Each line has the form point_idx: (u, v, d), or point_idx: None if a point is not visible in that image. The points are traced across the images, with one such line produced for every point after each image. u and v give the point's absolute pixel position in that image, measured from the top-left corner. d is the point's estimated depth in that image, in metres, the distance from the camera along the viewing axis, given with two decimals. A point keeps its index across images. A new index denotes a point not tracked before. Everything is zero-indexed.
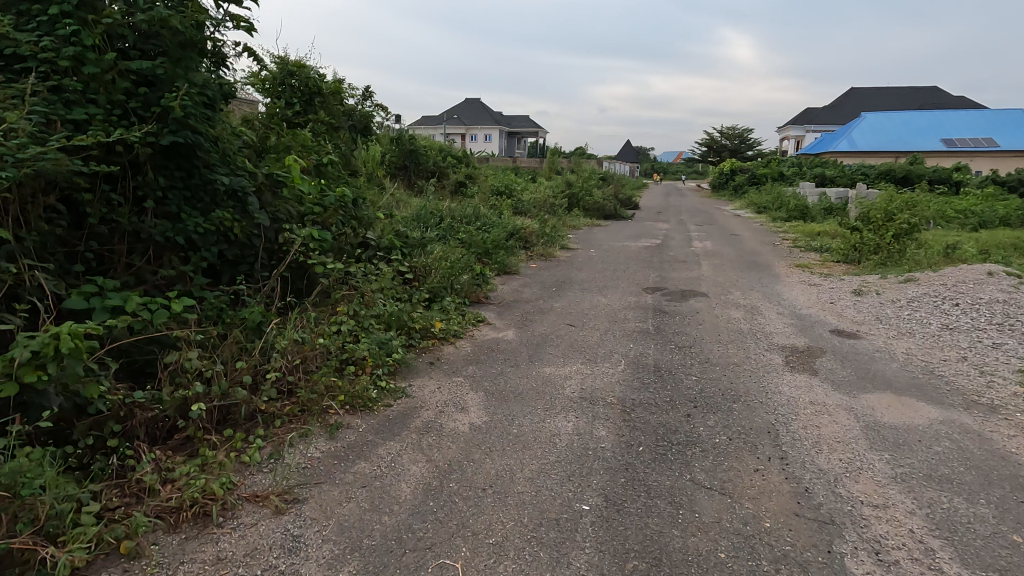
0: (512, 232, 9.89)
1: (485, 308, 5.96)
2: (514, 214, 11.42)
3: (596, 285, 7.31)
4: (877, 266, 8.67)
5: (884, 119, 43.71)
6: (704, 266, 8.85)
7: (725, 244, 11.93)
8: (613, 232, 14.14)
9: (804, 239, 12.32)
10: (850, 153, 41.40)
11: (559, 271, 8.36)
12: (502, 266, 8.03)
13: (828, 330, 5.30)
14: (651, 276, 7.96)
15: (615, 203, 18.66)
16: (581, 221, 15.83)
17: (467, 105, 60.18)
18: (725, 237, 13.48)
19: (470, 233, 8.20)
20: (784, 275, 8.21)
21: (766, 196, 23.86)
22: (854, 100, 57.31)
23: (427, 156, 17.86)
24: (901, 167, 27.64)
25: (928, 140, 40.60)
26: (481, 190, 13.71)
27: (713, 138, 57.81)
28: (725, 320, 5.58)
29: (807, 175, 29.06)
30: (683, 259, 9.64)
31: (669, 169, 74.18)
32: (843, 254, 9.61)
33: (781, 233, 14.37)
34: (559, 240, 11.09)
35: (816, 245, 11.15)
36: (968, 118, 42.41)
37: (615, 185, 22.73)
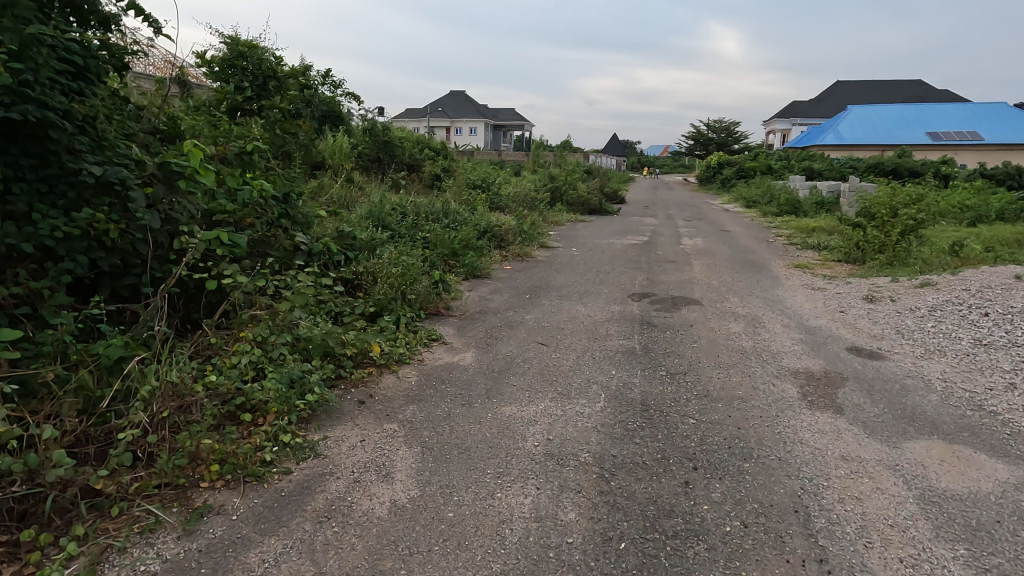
0: (486, 230, 9.01)
1: (445, 323, 5.09)
2: (491, 210, 10.54)
3: (577, 291, 6.47)
4: (884, 266, 7.92)
5: (871, 112, 43.35)
6: (696, 267, 8.05)
7: (717, 242, 11.17)
8: (598, 229, 13.31)
9: (801, 236, 11.57)
10: (837, 146, 40.99)
11: (536, 275, 7.50)
12: (473, 269, 7.17)
13: (844, 348, 4.51)
14: (637, 280, 7.15)
15: (601, 197, 17.85)
16: (564, 217, 14.99)
17: (452, 97, 59.02)
18: (716, 233, 12.70)
19: (436, 232, 7.30)
20: (784, 277, 7.44)
21: (756, 189, 23.16)
22: (841, 93, 56.99)
23: (403, 148, 16.88)
24: (891, 160, 27.13)
25: (916, 133, 40.27)
26: (458, 184, 12.80)
27: (700, 132, 57.23)
28: (723, 336, 4.77)
29: (796, 169, 28.43)
30: (672, 259, 8.85)
31: (657, 162, 73.63)
32: (845, 253, 8.86)
33: (774, 229, 13.64)
34: (539, 238, 10.23)
35: (814, 242, 10.39)
36: (955, 111, 42.14)
37: (601, 178, 21.90)
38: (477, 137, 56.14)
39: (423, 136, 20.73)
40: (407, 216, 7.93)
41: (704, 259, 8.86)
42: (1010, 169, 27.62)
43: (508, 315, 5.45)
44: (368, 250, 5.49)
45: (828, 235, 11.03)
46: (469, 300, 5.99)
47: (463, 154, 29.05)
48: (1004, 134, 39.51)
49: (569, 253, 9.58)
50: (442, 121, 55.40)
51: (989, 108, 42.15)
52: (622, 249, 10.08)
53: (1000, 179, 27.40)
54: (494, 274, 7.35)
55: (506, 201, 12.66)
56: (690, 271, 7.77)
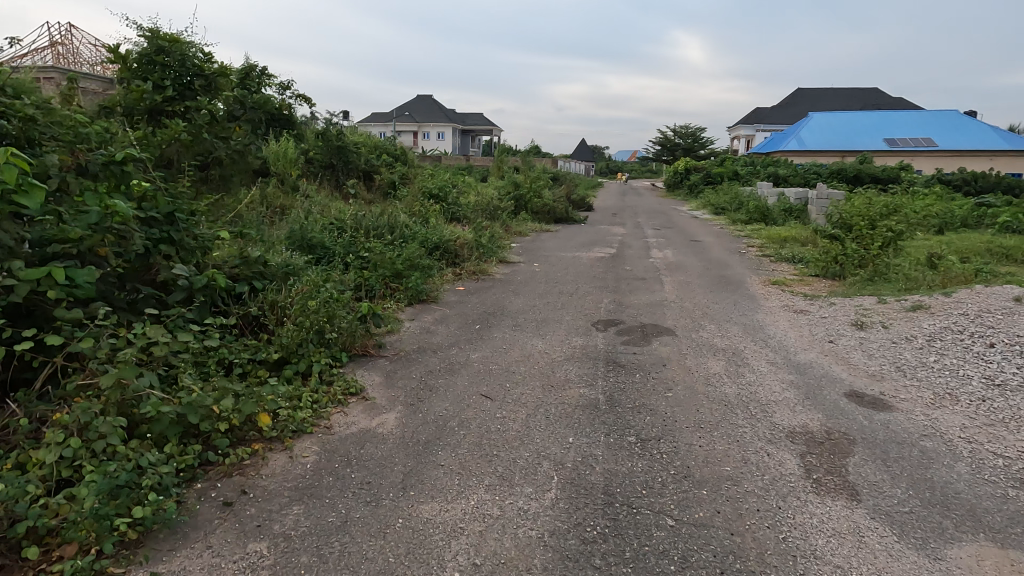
0: (439, 245, 8.17)
1: (372, 368, 4.22)
2: (447, 223, 9.71)
3: (536, 318, 5.70)
4: (865, 283, 7.39)
5: (832, 119, 44.16)
6: (667, 286, 7.38)
7: (687, 254, 10.57)
8: (563, 240, 12.62)
9: (773, 248, 11.09)
10: (800, 152, 41.54)
11: (491, 298, 6.70)
12: (418, 292, 6.33)
13: (842, 394, 3.83)
14: (603, 303, 6.42)
15: (567, 205, 17.20)
16: (529, 227, 14.26)
17: (418, 101, 57.99)
18: (686, 244, 12.15)
19: (376, 252, 6.43)
20: (762, 297, 6.82)
21: (723, 196, 22.94)
22: (802, 101, 58.13)
23: (358, 154, 15.90)
24: (853, 167, 27.35)
25: (874, 140, 41.12)
26: (414, 193, 11.93)
27: (667, 137, 57.55)
28: (702, 379, 4.05)
29: (762, 175, 28.43)
30: (641, 275, 8.17)
31: (625, 168, 73.89)
32: (823, 267, 8.33)
33: (745, 239, 13.17)
34: (499, 252, 9.46)
35: (789, 255, 9.88)
36: (911, 118, 43.24)
37: (568, 185, 21.31)
38: (445, 142, 55.21)
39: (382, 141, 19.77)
40: (345, 232, 7.03)
41: (675, 275, 8.20)
42: (965, 176, 28.19)
43: (452, 353, 4.63)
44: (283, 279, 4.59)
45: (801, 247, 10.56)
46: (409, 334, 5.14)
47: (427, 159, 28.13)
48: (957, 141, 40.68)
49: (532, 268, 8.82)
50: (408, 126, 54.27)
51: (942, 116, 43.38)
52: (588, 264, 9.37)
53: (956, 184, 27.91)
54: (443, 299, 6.52)
55: (464, 212, 11.84)
56: (661, 291, 7.08)
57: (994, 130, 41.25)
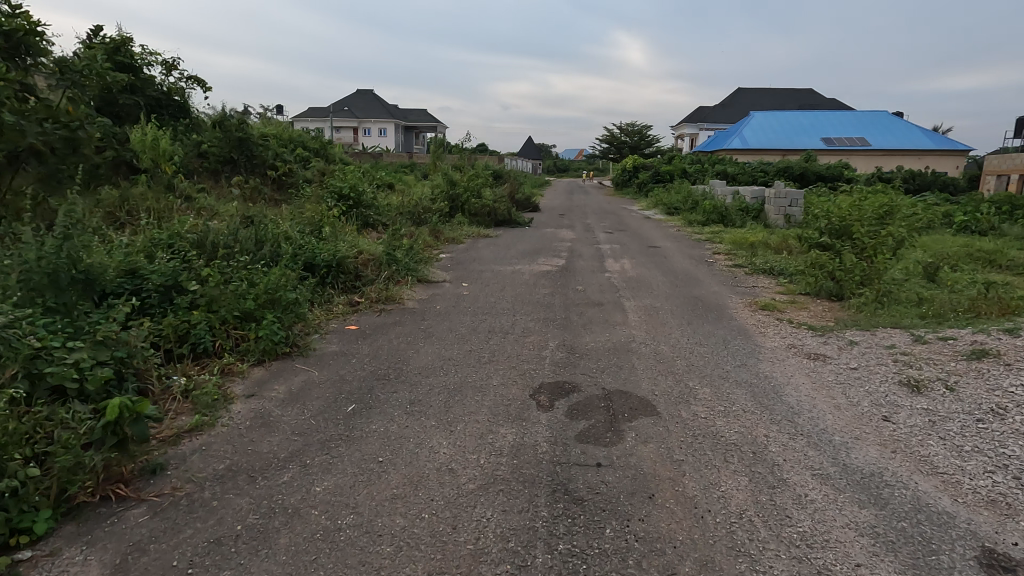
0: (333, 263, 6.11)
1: (105, 541, 2.18)
2: (353, 231, 7.66)
3: (447, 386, 3.77)
4: (875, 306, 5.90)
5: (773, 118, 44.49)
6: (631, 316, 5.63)
7: (648, 265, 8.96)
8: (503, 247, 10.76)
9: (742, 256, 9.63)
10: (743, 151, 41.46)
11: (392, 344, 4.72)
12: (275, 343, 4.27)
13: (979, 565, 2.11)
14: (548, 349, 4.59)
15: (509, 205, 15.38)
16: (464, 231, 12.34)
17: (357, 95, 54.83)
18: (643, 251, 10.55)
19: (212, 284, 4.31)
20: (757, 333, 5.16)
21: (675, 195, 21.83)
22: (742, 99, 58.85)
23: (262, 147, 13.45)
24: (798, 164, 26.88)
25: (813, 139, 41.59)
26: (321, 193, 9.76)
27: (613, 135, 56.93)
28: (724, 538, 2.24)
29: (710, 172, 27.57)
30: (597, 299, 6.41)
31: (571, 165, 73.25)
32: (814, 283, 6.81)
33: (707, 244, 11.73)
34: (419, 269, 7.50)
35: (766, 266, 8.40)
36: (847, 118, 44.13)
37: (511, 183, 19.51)
38: (385, 138, 52.39)
39: (300, 133, 17.30)
40: (178, 252, 4.86)
41: (640, 298, 6.48)
42: (903, 174, 28.42)
43: (282, 481, 2.63)
44: None
45: (776, 256, 9.11)
46: (225, 433, 3.08)
47: (359, 155, 25.62)
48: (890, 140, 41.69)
49: (458, 290, 6.91)
50: (346, 122, 51.12)
51: (876, 115, 44.43)
52: (531, 281, 7.53)
53: (895, 182, 28.04)
54: (319, 351, 4.50)
55: (382, 216, 9.78)
56: (626, 325, 5.32)
57: (923, 130, 42.54)
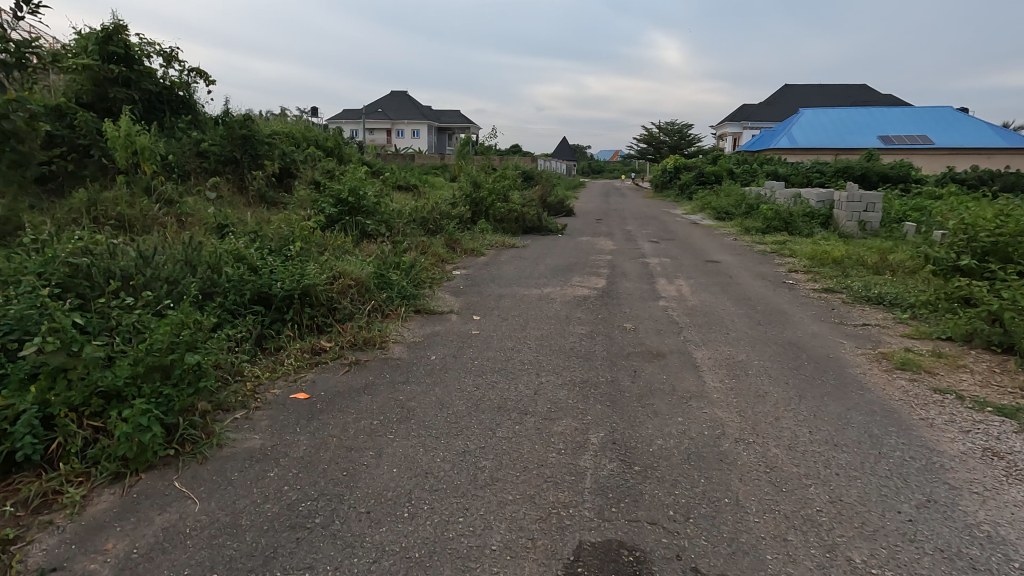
0: (295, 294, 4.52)
1: None
2: (339, 249, 6.07)
3: (408, 556, 2.08)
4: None
5: (826, 114, 41.45)
6: (711, 383, 3.86)
7: (712, 288, 7.08)
8: (531, 262, 9.02)
9: (830, 277, 7.70)
10: (791, 150, 38.71)
11: (346, 433, 3.07)
12: (151, 443, 2.65)
13: None
14: (589, 453, 2.87)
15: (539, 209, 13.68)
16: (486, 241, 10.71)
17: (390, 96, 54.06)
18: (701, 268, 8.71)
19: (59, 344, 2.74)
20: (919, 420, 3.31)
21: (724, 197, 19.75)
22: (790, 96, 55.57)
23: (266, 145, 12.06)
24: (859, 163, 24.24)
25: (870, 138, 38.47)
26: (315, 198, 8.24)
27: (651, 135, 54.48)
28: None
29: (760, 173, 25.20)
30: (656, 347, 4.64)
31: (607, 167, 71.03)
32: (962, 327, 4.89)
33: (776, 259, 9.73)
34: (419, 296, 5.86)
35: (871, 295, 6.45)
36: (909, 114, 40.71)
37: (542, 184, 17.82)
38: (417, 139, 51.27)
39: (317, 131, 15.97)
40: (46, 286, 3.30)
41: (715, 346, 4.67)
42: (978, 173, 25.42)
43: None
44: None
45: (878, 280, 7.10)
46: None
47: (384, 154, 24.22)
48: (958, 137, 38.15)
49: (467, 326, 5.22)
50: (378, 123, 50.21)
51: (942, 110, 40.79)
52: (563, 313, 5.81)
53: (970, 183, 25.09)
54: (229, 448, 2.87)
55: (387, 226, 8.19)
56: (706, 401, 3.54)
57: (996, 126, 38.76)
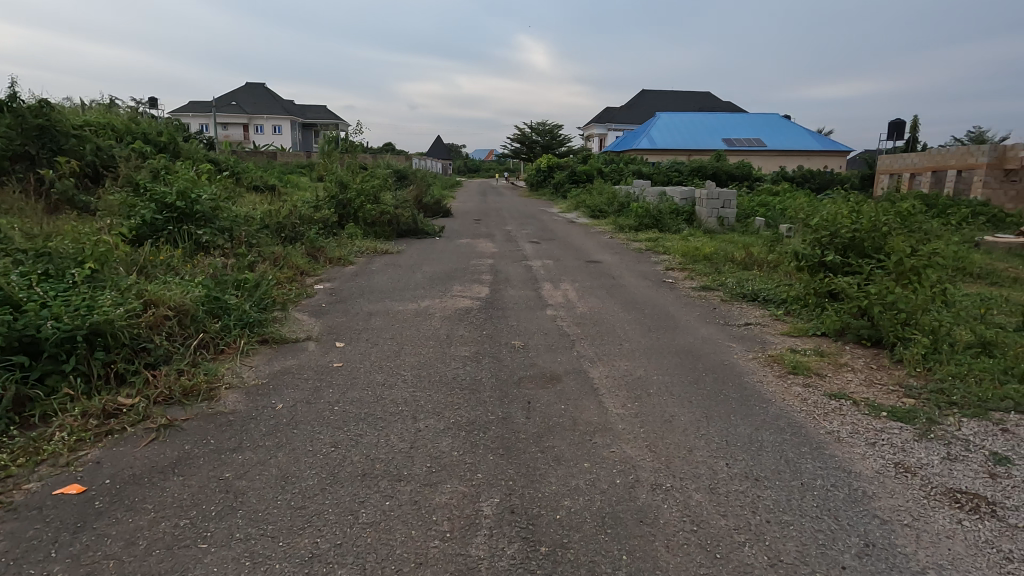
0: (76, 335, 3.34)
1: None
2: (157, 268, 4.82)
3: None
4: (939, 359, 4.12)
5: (678, 118, 45.01)
6: (614, 410, 3.40)
7: (598, 292, 6.80)
8: (407, 270, 8.18)
9: (704, 275, 7.85)
10: (651, 151, 41.46)
11: (133, 550, 2.11)
12: None
13: None
14: (482, 535, 2.22)
15: (414, 210, 12.82)
16: (356, 247, 9.67)
17: (244, 89, 49.26)
18: (585, 269, 8.51)
19: None
20: (827, 436, 3.11)
21: (596, 195, 20.31)
22: (647, 100, 59.72)
23: (72, 138, 9.86)
24: (710, 163, 26.36)
25: (715, 140, 42.42)
26: (132, 202, 6.68)
27: (524, 134, 55.46)
28: None
29: (626, 172, 26.45)
30: (549, 368, 4.13)
31: (483, 166, 71.27)
32: (835, 323, 5.01)
33: (653, 257, 9.85)
34: (266, 321, 4.82)
35: (745, 291, 6.58)
36: (746, 119, 45.58)
37: (417, 184, 16.92)
38: (279, 136, 47.24)
39: (146, 123, 13.61)
40: None
41: (612, 362, 4.26)
42: (804, 172, 28.94)
43: None
44: None
45: (748, 276, 7.34)
46: None
47: (237, 150, 21.68)
48: (785, 140, 43.43)
49: (328, 357, 4.32)
50: (231, 117, 45.49)
51: (772, 116, 46.16)
52: (444, 330, 5.12)
53: (798, 181, 28.51)
54: None
55: (230, 235, 6.88)
56: (612, 436, 3.06)
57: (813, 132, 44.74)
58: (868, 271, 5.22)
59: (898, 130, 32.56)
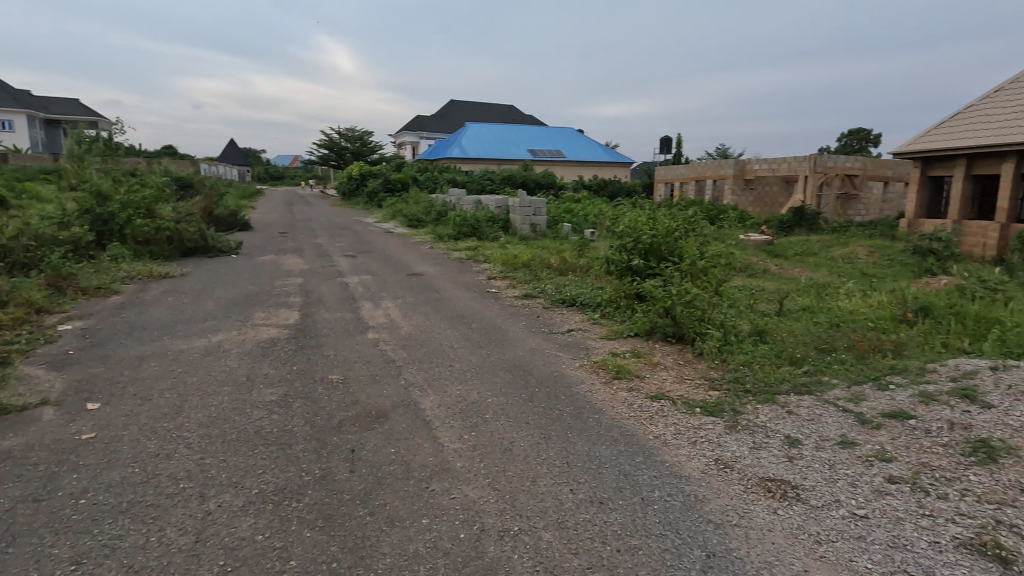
0: None
1: None
2: None
3: None
4: (730, 350, 4.63)
5: (487, 129, 46.81)
6: (451, 446, 3.09)
7: (423, 308, 6.46)
8: (193, 296, 6.89)
9: (524, 282, 8.01)
10: (463, 160, 42.39)
11: None
12: None
13: None
14: None
15: (202, 224, 11.04)
16: (123, 272, 7.90)
17: None
18: (407, 283, 8.10)
19: None
20: (656, 441, 3.19)
21: (413, 204, 19.94)
22: (456, 110, 61.11)
23: None
24: (519, 172, 27.78)
25: (522, 151, 45.06)
26: None
27: (332, 140, 52.57)
28: None
29: (441, 180, 26.51)
30: (375, 404, 3.67)
31: (287, 173, 65.85)
32: (644, 323, 5.39)
33: (474, 266, 9.83)
34: None
35: (564, 297, 6.83)
36: (547, 132, 49.29)
37: (205, 193, 14.71)
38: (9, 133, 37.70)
39: None
40: None
41: (443, 388, 3.96)
42: (599, 181, 32.16)
43: None
44: None
45: (564, 281, 7.66)
46: None
47: None
48: (581, 152, 47.96)
49: (75, 426, 3.28)
50: None
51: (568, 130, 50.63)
52: (243, 370, 4.30)
53: (594, 189, 31.58)
54: None
55: None
56: (451, 478, 2.75)
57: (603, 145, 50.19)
58: (667, 273, 5.71)
59: (667, 145, 38.11)
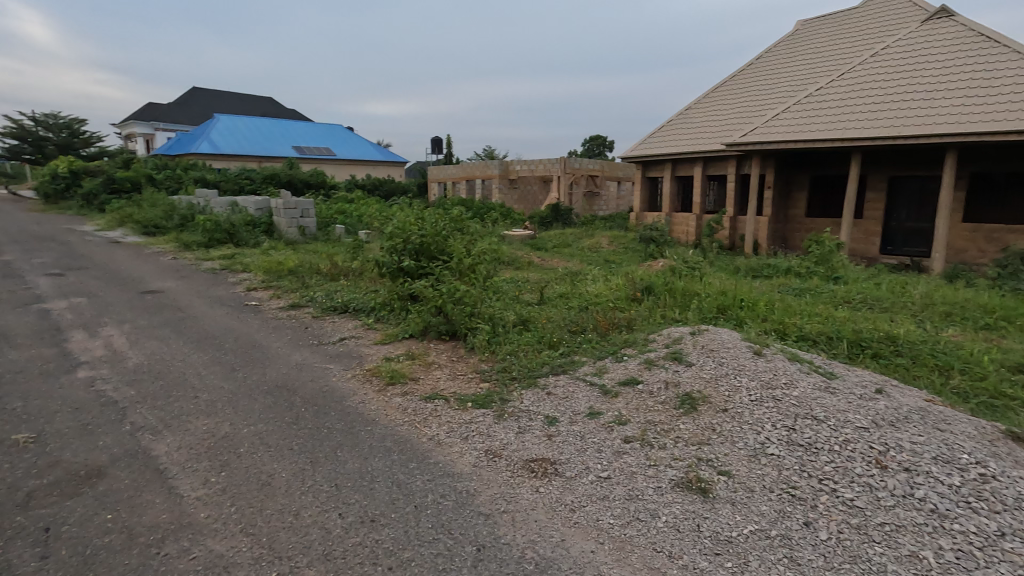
0: None
1: None
2: None
3: None
4: (499, 341, 4.90)
5: (241, 122, 41.99)
6: (194, 494, 2.62)
7: (160, 332, 5.44)
8: None
9: (291, 291, 7.35)
10: (214, 156, 37.32)
11: None
12: None
13: None
14: None
15: None
16: None
17: None
18: (138, 303, 6.75)
19: None
20: (430, 443, 3.18)
21: (148, 207, 16.81)
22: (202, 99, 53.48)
23: None
24: (283, 170, 25.54)
25: (286, 147, 41.58)
26: None
27: (23, 127, 41.32)
28: None
29: (186, 179, 22.90)
30: (85, 461, 2.92)
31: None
32: (418, 324, 5.38)
33: (230, 277, 8.67)
34: None
35: (335, 304, 6.45)
36: (313, 128, 46.37)
37: None
38: None
39: None
40: None
41: (184, 425, 3.36)
42: (373, 180, 31.43)
43: None
44: None
45: (336, 287, 7.24)
46: None
47: None
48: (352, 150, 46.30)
49: None
50: None
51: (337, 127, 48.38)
52: None
53: (369, 188, 30.78)
54: None
55: None
56: (190, 535, 2.32)
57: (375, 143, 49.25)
58: (438, 272, 5.79)
59: (439, 145, 39.10)
